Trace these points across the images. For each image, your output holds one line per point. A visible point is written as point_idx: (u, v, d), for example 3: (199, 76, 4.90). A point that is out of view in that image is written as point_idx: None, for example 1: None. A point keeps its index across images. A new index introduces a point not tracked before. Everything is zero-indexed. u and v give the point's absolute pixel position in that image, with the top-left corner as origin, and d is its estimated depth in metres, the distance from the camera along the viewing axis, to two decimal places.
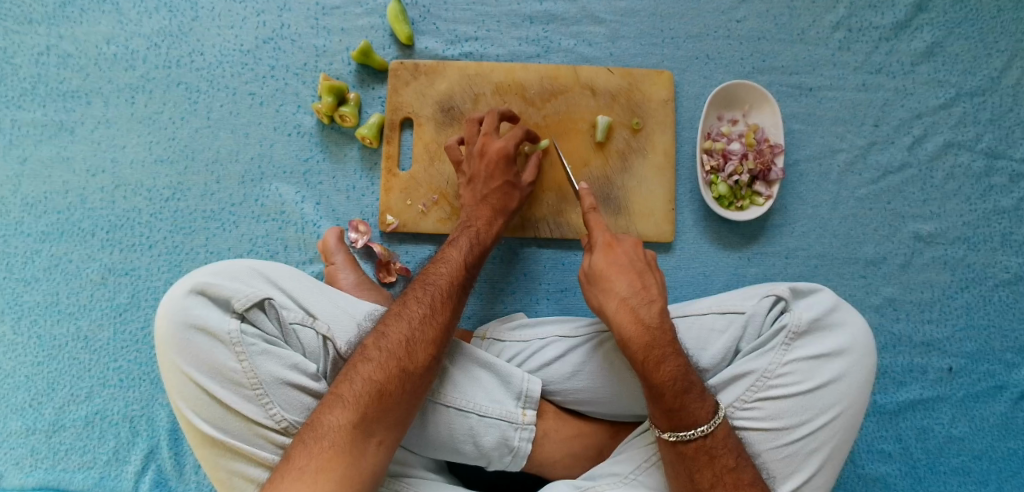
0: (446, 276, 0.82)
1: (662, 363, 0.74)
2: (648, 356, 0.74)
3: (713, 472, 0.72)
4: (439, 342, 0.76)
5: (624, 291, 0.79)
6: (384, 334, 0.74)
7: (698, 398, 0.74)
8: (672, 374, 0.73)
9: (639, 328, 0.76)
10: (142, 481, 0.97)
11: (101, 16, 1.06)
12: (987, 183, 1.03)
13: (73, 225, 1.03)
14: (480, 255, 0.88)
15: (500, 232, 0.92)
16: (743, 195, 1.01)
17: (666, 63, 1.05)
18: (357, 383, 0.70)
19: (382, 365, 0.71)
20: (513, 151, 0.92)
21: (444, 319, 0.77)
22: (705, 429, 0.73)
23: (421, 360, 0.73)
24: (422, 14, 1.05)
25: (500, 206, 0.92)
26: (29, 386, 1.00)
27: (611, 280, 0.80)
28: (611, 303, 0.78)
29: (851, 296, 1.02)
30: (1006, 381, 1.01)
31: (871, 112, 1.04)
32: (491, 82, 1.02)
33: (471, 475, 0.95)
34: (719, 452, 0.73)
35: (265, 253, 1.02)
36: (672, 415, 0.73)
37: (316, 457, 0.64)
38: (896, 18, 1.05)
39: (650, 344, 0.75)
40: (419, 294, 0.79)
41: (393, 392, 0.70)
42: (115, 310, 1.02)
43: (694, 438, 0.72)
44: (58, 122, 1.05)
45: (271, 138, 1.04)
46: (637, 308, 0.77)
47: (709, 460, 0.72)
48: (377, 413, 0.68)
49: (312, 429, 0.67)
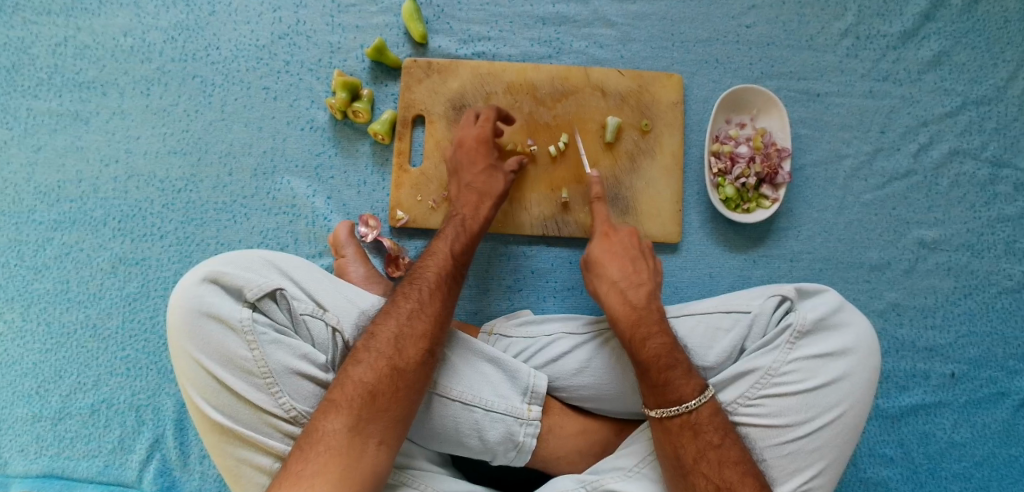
0: (433, 270, 0.82)
1: (646, 340, 0.78)
2: (634, 332, 0.79)
3: (697, 447, 0.72)
4: (429, 335, 0.76)
5: (615, 275, 0.86)
6: (373, 334, 0.75)
7: (683, 375, 0.75)
8: (656, 351, 0.77)
9: (626, 307, 0.82)
10: (147, 470, 0.98)
11: (119, 9, 1.08)
12: (992, 191, 1.04)
13: (86, 214, 1.04)
14: (468, 241, 0.89)
15: (490, 216, 0.92)
16: (750, 198, 1.02)
17: (676, 67, 1.06)
18: (351, 385, 0.70)
19: (373, 365, 0.72)
20: (490, 137, 0.95)
21: (434, 311, 0.78)
22: (690, 405, 0.73)
23: (412, 356, 0.74)
24: (436, 14, 1.07)
25: (485, 191, 0.93)
26: (37, 373, 1.01)
27: (604, 266, 0.87)
28: (603, 285, 0.86)
29: (856, 299, 1.03)
30: (1008, 388, 1.01)
31: (878, 119, 1.05)
32: (503, 82, 1.03)
33: (473, 468, 0.97)
34: (704, 427, 0.73)
35: (276, 246, 1.03)
36: (658, 391, 0.75)
37: (313, 462, 0.65)
38: (904, 27, 1.06)
39: (636, 321, 0.80)
40: (407, 290, 0.80)
41: (386, 392, 0.70)
42: (125, 299, 1.03)
43: (679, 413, 0.73)
44: (73, 113, 1.06)
45: (285, 133, 1.05)
46: (626, 291, 0.84)
47: (693, 436, 0.73)
48: (371, 415, 0.69)
49: (308, 434, 0.67)
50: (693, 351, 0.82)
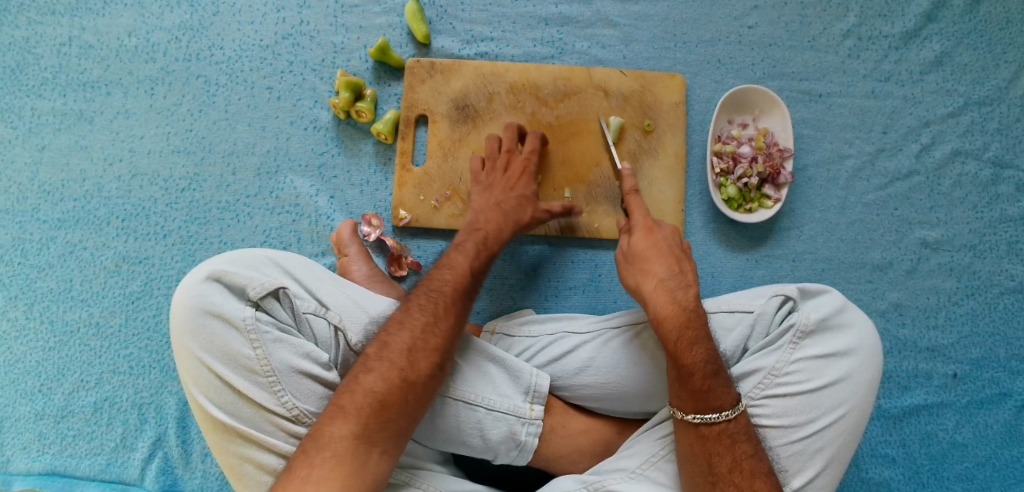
0: (451, 283, 0.82)
1: (694, 345, 0.75)
2: (682, 334, 0.76)
3: (733, 457, 0.71)
4: (442, 350, 0.75)
5: (662, 273, 0.83)
6: (386, 344, 0.74)
7: (725, 384, 0.74)
8: (702, 357, 0.74)
9: (675, 307, 0.79)
10: (149, 468, 0.98)
11: (123, 9, 1.08)
12: (994, 192, 1.04)
13: (89, 213, 1.05)
14: (485, 260, 0.88)
15: (508, 239, 0.92)
16: (752, 198, 1.02)
17: (678, 67, 1.06)
18: (360, 394, 0.69)
19: (385, 376, 0.71)
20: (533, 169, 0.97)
21: (446, 326, 0.77)
22: (729, 414, 0.73)
23: (423, 369, 0.73)
24: (439, 14, 1.07)
25: (512, 214, 0.93)
26: (40, 372, 1.01)
27: (651, 263, 0.84)
28: (649, 282, 0.83)
29: (858, 300, 1.03)
30: (1010, 388, 1.01)
31: (880, 119, 1.05)
32: (506, 81, 1.04)
33: (475, 467, 0.97)
34: (740, 437, 0.73)
35: (279, 245, 1.03)
36: (698, 397, 0.73)
37: (317, 467, 0.64)
38: (906, 28, 1.06)
39: (683, 324, 0.77)
40: (423, 301, 0.79)
41: (395, 403, 0.70)
42: (128, 297, 1.03)
43: (717, 421, 0.72)
44: (77, 112, 1.07)
45: (288, 132, 1.06)
46: (675, 290, 0.81)
47: (730, 445, 0.72)
48: (378, 424, 0.68)
49: (314, 439, 0.67)
50: None
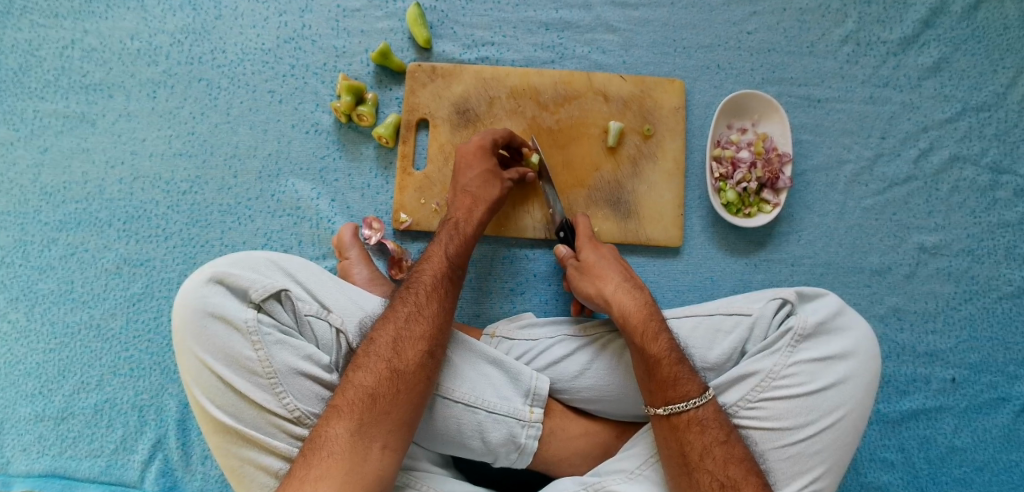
0: (430, 273, 0.81)
1: (659, 336, 0.78)
2: (646, 327, 0.79)
3: (704, 442, 0.73)
4: (429, 337, 0.75)
5: (617, 276, 0.86)
6: (372, 339, 0.75)
7: (688, 373, 0.76)
8: (667, 347, 0.78)
9: (637, 304, 0.82)
10: (149, 470, 0.98)
11: (126, 13, 1.09)
12: (992, 197, 1.05)
13: (91, 215, 1.05)
14: (462, 244, 0.87)
15: (483, 221, 0.91)
16: (751, 202, 1.02)
17: (677, 72, 1.07)
18: (351, 390, 0.70)
19: (373, 370, 0.72)
20: (490, 146, 0.95)
21: (430, 313, 0.77)
22: (697, 401, 0.74)
23: (411, 358, 0.73)
24: (440, 19, 1.08)
25: (480, 197, 0.91)
26: (40, 373, 1.02)
27: (603, 269, 0.87)
28: (608, 285, 0.85)
29: (856, 304, 1.03)
30: (1008, 393, 1.01)
31: (878, 124, 1.06)
32: (506, 86, 1.04)
33: (476, 470, 0.97)
34: (709, 424, 0.74)
35: (280, 248, 1.04)
36: (666, 386, 0.75)
37: (315, 467, 0.65)
38: (904, 34, 1.07)
39: (648, 317, 0.80)
40: (405, 294, 0.79)
41: (387, 394, 0.70)
42: (129, 299, 1.03)
43: (686, 409, 0.74)
44: (79, 114, 1.07)
45: (289, 136, 1.06)
46: (632, 289, 0.84)
47: (700, 430, 0.73)
48: (373, 418, 0.69)
49: (312, 441, 0.68)
50: (694, 353, 0.82)
